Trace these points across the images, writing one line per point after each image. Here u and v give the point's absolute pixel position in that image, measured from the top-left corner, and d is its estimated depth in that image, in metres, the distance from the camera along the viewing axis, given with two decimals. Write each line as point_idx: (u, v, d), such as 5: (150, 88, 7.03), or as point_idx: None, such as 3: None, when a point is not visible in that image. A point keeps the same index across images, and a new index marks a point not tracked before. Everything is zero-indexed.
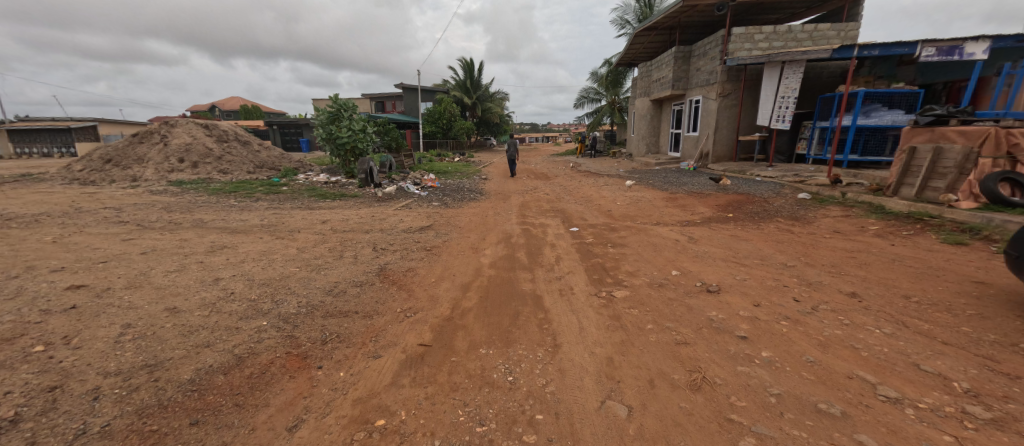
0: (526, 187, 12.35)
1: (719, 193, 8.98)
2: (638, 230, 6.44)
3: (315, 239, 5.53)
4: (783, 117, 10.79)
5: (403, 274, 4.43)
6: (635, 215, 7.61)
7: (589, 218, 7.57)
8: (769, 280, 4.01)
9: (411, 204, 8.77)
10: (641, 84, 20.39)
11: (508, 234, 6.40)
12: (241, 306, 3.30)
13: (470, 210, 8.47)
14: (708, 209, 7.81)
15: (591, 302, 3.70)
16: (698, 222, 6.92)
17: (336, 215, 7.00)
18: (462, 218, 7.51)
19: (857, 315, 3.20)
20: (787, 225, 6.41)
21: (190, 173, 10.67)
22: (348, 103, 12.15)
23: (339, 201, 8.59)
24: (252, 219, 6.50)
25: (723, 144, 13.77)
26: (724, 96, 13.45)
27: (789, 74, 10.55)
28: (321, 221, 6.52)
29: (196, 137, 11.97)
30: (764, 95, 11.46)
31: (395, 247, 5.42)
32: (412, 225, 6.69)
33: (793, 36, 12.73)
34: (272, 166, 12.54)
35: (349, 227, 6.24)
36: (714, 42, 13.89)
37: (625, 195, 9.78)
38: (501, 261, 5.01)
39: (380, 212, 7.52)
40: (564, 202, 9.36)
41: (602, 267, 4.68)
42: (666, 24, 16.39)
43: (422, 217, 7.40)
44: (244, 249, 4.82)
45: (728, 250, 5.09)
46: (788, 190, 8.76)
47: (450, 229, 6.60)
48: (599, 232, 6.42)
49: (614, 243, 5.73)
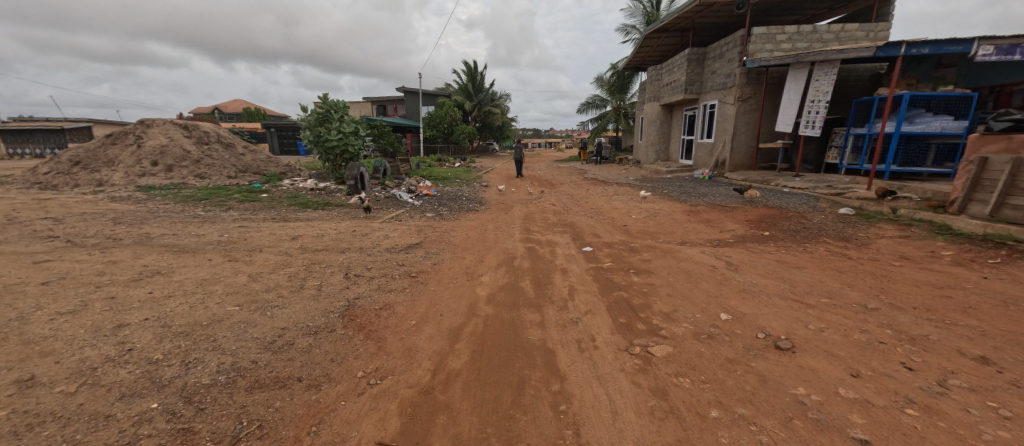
0: (530, 195, 11.41)
1: (746, 206, 8.01)
2: (664, 251, 5.48)
3: (278, 260, 4.58)
4: (812, 122, 9.80)
5: (374, 314, 3.45)
6: (657, 232, 6.64)
7: (602, 234, 6.62)
8: (854, 331, 3.04)
9: (402, 215, 7.84)
10: (651, 88, 19.45)
11: (510, 255, 5.43)
12: (130, 375, 2.34)
13: (468, 223, 7.53)
14: (739, 226, 6.83)
15: (624, 365, 2.71)
16: (731, 242, 5.96)
17: (311, 229, 6.05)
18: (458, 234, 6.56)
19: (1014, 399, 2.21)
20: (840, 248, 5.43)
21: (162, 178, 9.76)
22: (339, 103, 11.19)
23: (321, 211, 7.67)
24: (210, 234, 5.55)
25: (741, 151, 12.83)
26: (744, 100, 12.53)
27: (819, 76, 9.60)
28: (291, 237, 5.57)
29: (173, 138, 11.05)
30: (788, 99, 10.50)
31: (373, 272, 4.45)
32: (399, 242, 5.74)
33: (819, 36, 11.83)
34: (257, 171, 11.57)
35: (323, 245, 5.29)
36: (732, 42, 13.00)
37: (641, 208, 8.81)
38: (502, 294, 4.04)
39: (364, 225, 6.58)
40: (573, 215, 8.38)
41: (630, 305, 3.70)
42: (679, 25, 15.52)
43: (411, 232, 6.46)
44: (180, 277, 3.86)
45: (783, 282, 4.12)
46: (825, 204, 7.79)
47: (442, 248, 5.63)
48: (617, 254, 5.44)
49: (638, 269, 4.76)
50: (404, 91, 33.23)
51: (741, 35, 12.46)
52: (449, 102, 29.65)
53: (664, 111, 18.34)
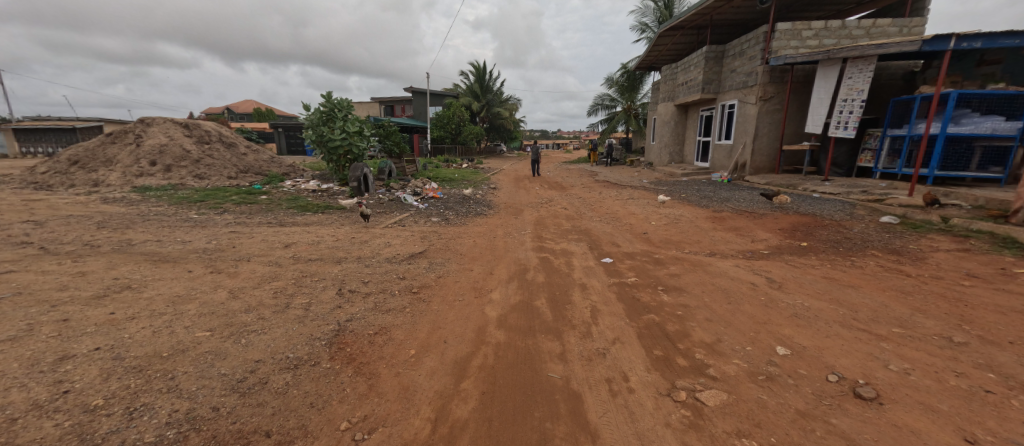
0: (541, 198, 10.92)
1: (776, 213, 7.42)
2: (693, 264, 4.94)
3: (265, 272, 4.12)
4: (844, 123, 9.21)
5: (367, 341, 2.97)
6: (681, 242, 6.09)
7: (621, 243, 6.10)
8: (947, 375, 2.52)
9: (407, 219, 7.38)
10: (665, 88, 18.82)
11: (522, 267, 4.92)
12: (57, 431, 1.90)
13: (476, 228, 7.06)
14: (771, 235, 6.26)
15: (670, 418, 2.24)
16: (766, 254, 5.40)
17: (306, 236, 5.59)
18: (465, 242, 6.07)
19: None
20: (893, 262, 4.85)
21: (160, 178, 9.40)
22: (343, 102, 10.78)
23: (321, 215, 7.24)
24: (197, 241, 5.13)
25: (763, 153, 12.21)
26: (766, 100, 11.91)
27: (852, 74, 9.04)
28: (284, 244, 5.12)
29: (173, 137, 10.69)
30: (817, 99, 9.93)
31: (369, 287, 3.97)
32: (401, 251, 5.27)
33: (848, 32, 11.20)
34: (258, 171, 11.19)
35: (318, 254, 4.82)
36: (754, 39, 12.39)
37: (660, 213, 8.26)
38: (514, 316, 3.54)
39: (364, 232, 6.13)
40: (588, 221, 7.85)
41: (666, 332, 3.18)
42: (695, 22, 14.92)
43: (415, 239, 5.99)
44: (151, 293, 3.42)
45: (840, 306, 3.58)
46: (864, 211, 7.19)
47: (447, 259, 5.14)
48: (640, 267, 4.90)
49: (668, 286, 4.23)
50: (412, 91, 32.89)
51: (764, 32, 11.86)
52: (457, 103, 29.24)
53: (678, 112, 17.73)
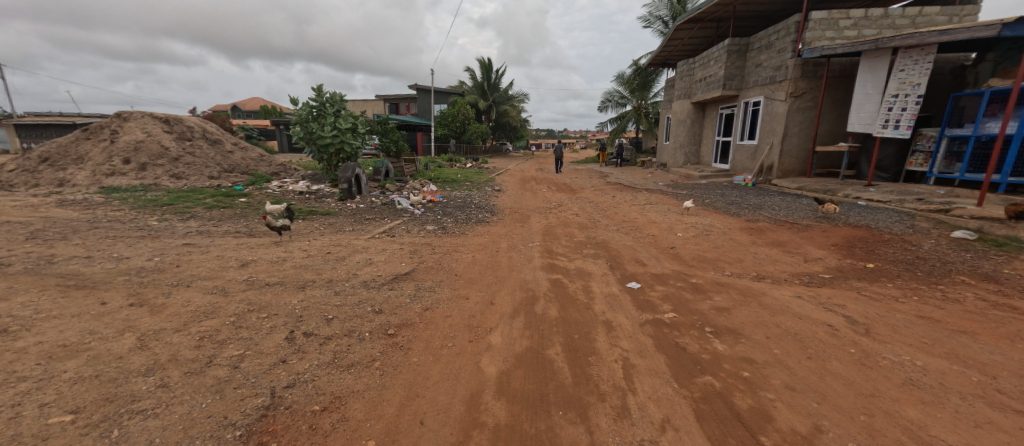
0: (549, 202, 10.02)
1: (823, 224, 6.45)
2: (742, 294, 3.97)
3: (202, 303, 3.23)
4: (896, 121, 8.46)
5: (308, 427, 2.06)
6: (719, 261, 5.13)
7: (648, 261, 5.17)
8: None
9: (398, 228, 6.53)
10: (680, 85, 17.84)
11: (530, 296, 4.00)
12: None
13: (477, 239, 6.17)
14: (825, 252, 5.29)
15: None
16: (828, 281, 4.42)
17: (273, 250, 4.70)
18: (462, 258, 5.16)
19: None
20: (995, 294, 3.87)
21: (132, 177, 8.58)
22: (335, 96, 9.92)
23: (301, 223, 6.36)
24: (138, 257, 4.25)
25: (793, 154, 11.18)
26: (797, 96, 10.91)
27: (905, 65, 8.28)
28: (242, 262, 4.23)
29: (151, 133, 9.83)
30: (863, 94, 9.18)
31: (333, 327, 3.04)
32: (383, 271, 4.38)
33: (891, 21, 10.20)
34: (244, 171, 10.36)
35: (279, 277, 3.91)
36: (784, 30, 11.37)
37: (685, 222, 7.32)
38: (520, 376, 2.62)
39: (346, 244, 5.25)
40: (604, 231, 6.89)
41: (738, 413, 2.25)
42: (716, 14, 13.87)
43: (403, 253, 5.11)
44: (31, 340, 2.54)
45: (967, 366, 2.63)
46: (928, 224, 6.19)
47: (438, 282, 4.23)
48: (676, 297, 3.95)
49: (720, 327, 3.28)
50: (417, 88, 32.11)
51: (796, 21, 10.83)
52: (462, 100, 28.38)
53: (695, 110, 16.70)
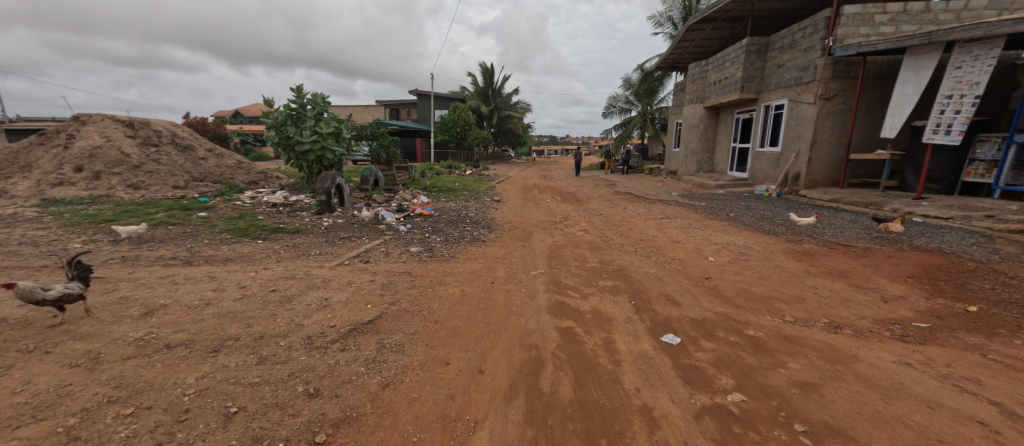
0: (554, 215, 8.99)
1: (885, 249, 5.37)
2: (826, 358, 2.89)
3: (45, 387, 2.16)
4: (947, 125, 7.40)
5: None
6: (772, 300, 4.04)
7: (681, 299, 4.09)
8: None
9: (376, 250, 5.49)
10: (691, 88, 16.84)
11: (534, 359, 2.92)
12: None
13: (469, 265, 5.12)
14: (903, 288, 4.22)
15: None
16: (928, 334, 3.33)
17: (203, 287, 3.64)
18: (445, 294, 4.07)
19: None
20: None
21: (82, 188, 7.58)
22: (317, 99, 8.99)
23: (260, 245, 5.32)
24: (10, 301, 3.18)
25: (823, 162, 10.11)
26: (827, 99, 9.86)
27: (963, 62, 7.22)
28: (149, 307, 3.16)
29: (110, 137, 8.82)
30: (901, 96, 8.21)
31: (232, 435, 1.98)
32: (338, 317, 3.32)
33: (933, 17, 9.19)
34: (216, 180, 9.37)
35: (190, 333, 2.85)
36: (811, 26, 10.33)
37: (714, 241, 6.26)
38: None
39: (303, 275, 4.21)
40: (620, 254, 5.81)
41: None
42: (732, 12, 12.88)
43: (373, 288, 4.06)
44: None
45: None
46: (1016, 249, 5.11)
47: (412, 335, 3.17)
48: (734, 361, 2.87)
49: (822, 429, 2.19)
50: (417, 93, 31.28)
51: (826, 17, 9.80)
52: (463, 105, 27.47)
53: (708, 114, 15.68)
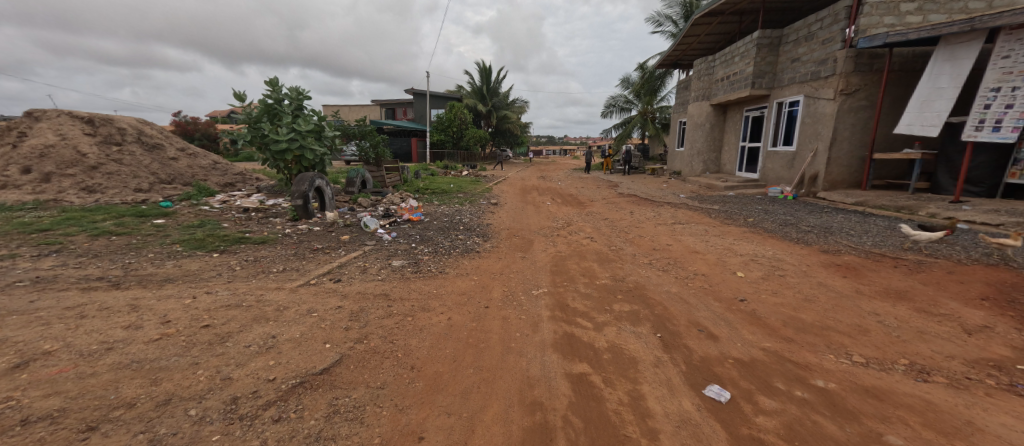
0: (556, 220, 8.24)
1: (940, 262, 4.65)
2: (934, 428, 2.14)
3: None
4: (994, 121, 6.66)
5: None
6: (828, 332, 3.29)
7: (718, 330, 3.33)
8: None
9: (352, 265, 4.72)
10: (696, 85, 16.12)
11: (540, 431, 2.15)
12: None
13: (459, 283, 4.35)
14: (984, 315, 3.47)
15: None
16: None
17: (114, 322, 2.85)
18: (427, 326, 3.29)
19: None
20: None
21: (29, 191, 6.78)
22: (294, 93, 8.18)
23: (214, 260, 4.53)
24: None
25: (843, 161, 9.39)
26: (849, 94, 9.14)
27: (1011, 51, 6.52)
28: (23, 356, 2.38)
29: (65, 135, 8.00)
30: (933, 89, 7.47)
31: None
32: (283, 363, 2.55)
33: (964, 5, 8.48)
34: (186, 182, 8.57)
35: (66, 398, 2.07)
36: (830, 17, 9.61)
37: (739, 252, 5.52)
38: None
39: (253, 301, 3.43)
40: (633, 268, 5.03)
41: None
42: (740, 5, 12.18)
43: (339, 318, 3.29)
44: None
45: None
46: None
47: (377, 391, 2.39)
48: (811, 433, 2.12)
49: None
50: (413, 92, 30.46)
51: (847, 6, 9.08)
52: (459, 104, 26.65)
53: (715, 112, 14.95)
